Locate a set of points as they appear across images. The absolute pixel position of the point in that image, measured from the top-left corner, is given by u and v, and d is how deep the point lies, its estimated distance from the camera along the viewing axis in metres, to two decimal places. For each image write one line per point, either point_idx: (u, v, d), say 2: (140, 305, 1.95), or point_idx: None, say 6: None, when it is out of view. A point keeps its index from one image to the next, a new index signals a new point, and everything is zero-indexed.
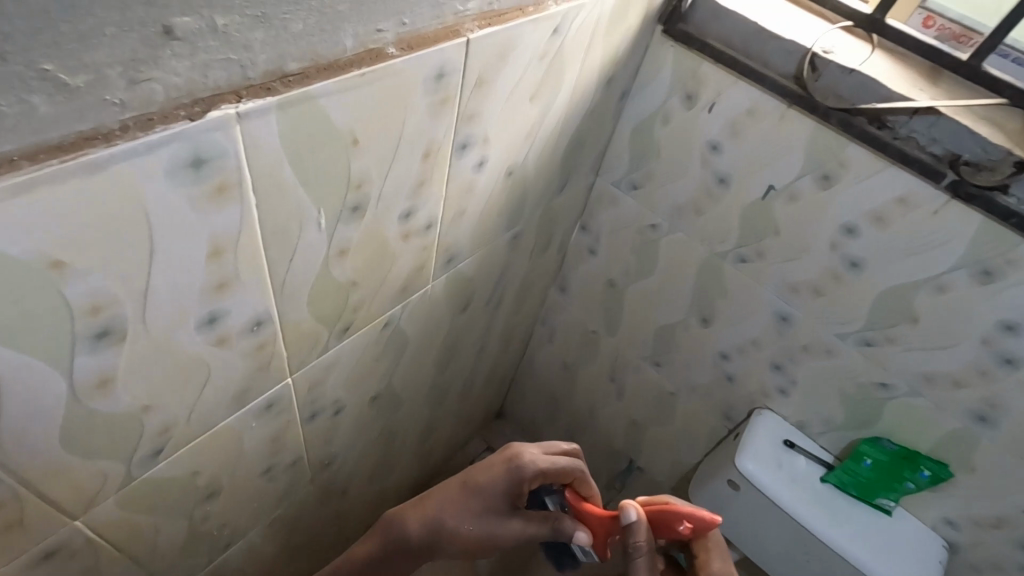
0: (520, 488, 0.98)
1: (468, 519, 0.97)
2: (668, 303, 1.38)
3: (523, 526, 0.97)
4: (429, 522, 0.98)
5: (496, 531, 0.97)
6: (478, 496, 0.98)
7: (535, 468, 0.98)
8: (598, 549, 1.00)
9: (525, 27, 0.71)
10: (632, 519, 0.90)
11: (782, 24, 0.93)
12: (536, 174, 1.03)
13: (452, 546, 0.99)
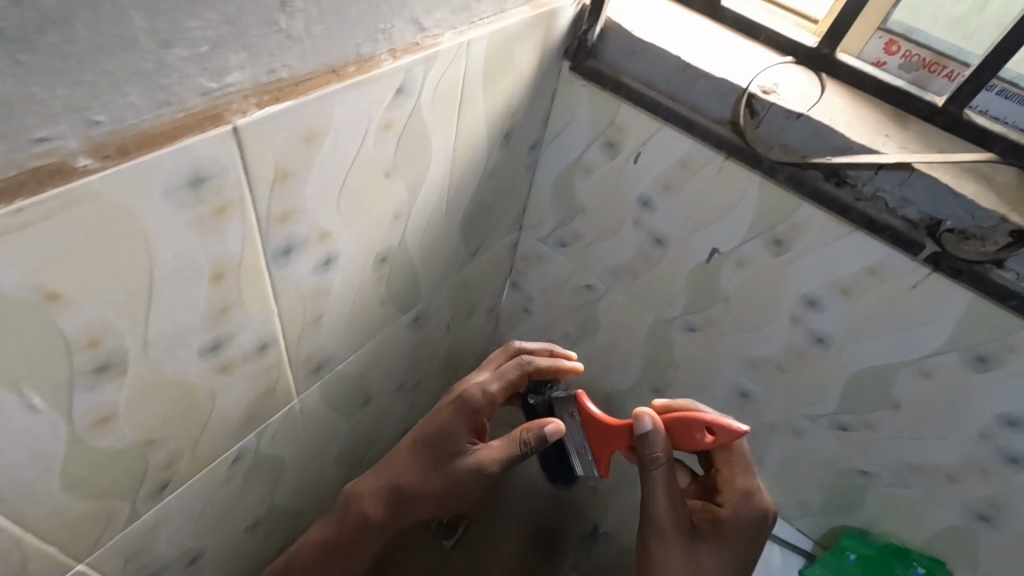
0: (479, 419, 0.80)
1: (431, 470, 0.79)
2: (614, 371, 1.19)
3: (488, 456, 0.76)
4: (387, 493, 0.80)
5: (463, 477, 0.77)
6: (436, 445, 0.79)
7: (489, 392, 0.81)
8: (601, 463, 0.82)
9: (340, 96, 0.51)
10: (646, 429, 0.72)
11: (711, 56, 0.74)
12: (426, 249, 0.85)
13: (424, 511, 0.81)
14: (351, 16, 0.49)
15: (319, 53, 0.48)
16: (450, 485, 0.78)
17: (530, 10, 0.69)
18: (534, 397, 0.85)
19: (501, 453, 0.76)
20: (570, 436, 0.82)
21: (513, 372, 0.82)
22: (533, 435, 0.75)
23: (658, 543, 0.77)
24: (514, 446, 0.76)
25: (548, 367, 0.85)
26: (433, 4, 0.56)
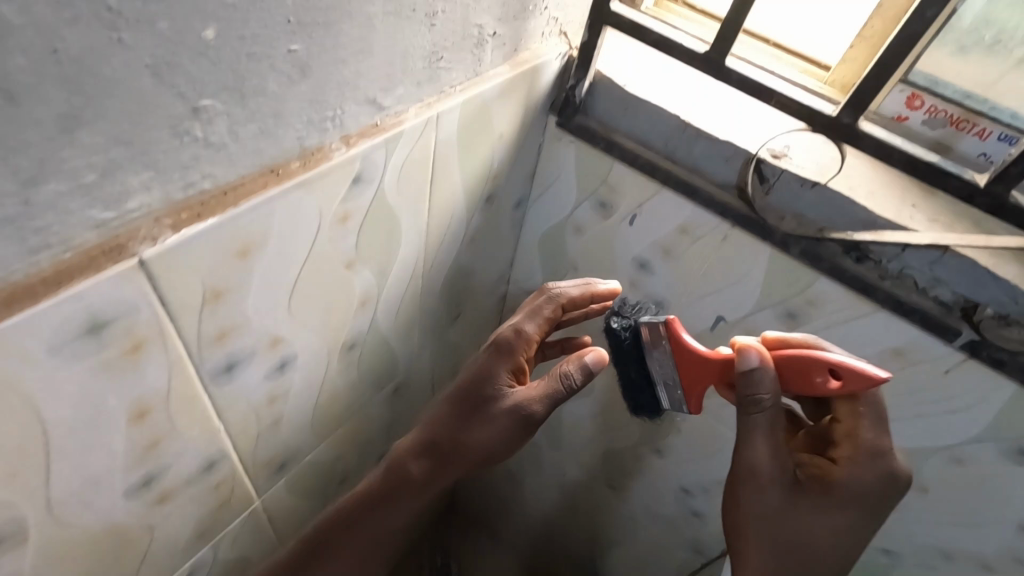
0: (521, 360, 0.70)
1: (471, 418, 0.68)
2: (614, 424, 1.11)
3: (530, 397, 0.67)
4: (426, 449, 0.69)
5: (508, 423, 0.66)
6: (478, 386, 0.68)
7: (529, 333, 0.72)
8: (691, 401, 0.68)
9: (281, 199, 0.43)
10: (751, 366, 0.57)
11: (714, 113, 0.66)
12: (404, 322, 0.77)
13: (466, 465, 0.68)
14: (290, 110, 0.41)
15: (249, 156, 0.40)
16: (492, 437, 0.67)
17: (510, 70, 0.62)
18: (619, 321, 0.69)
19: (543, 391, 0.67)
20: (654, 365, 0.68)
21: (554, 303, 0.73)
22: (568, 376, 0.67)
23: (753, 510, 0.62)
24: (557, 384, 0.67)
25: (575, 295, 0.74)
26: (393, 81, 0.48)
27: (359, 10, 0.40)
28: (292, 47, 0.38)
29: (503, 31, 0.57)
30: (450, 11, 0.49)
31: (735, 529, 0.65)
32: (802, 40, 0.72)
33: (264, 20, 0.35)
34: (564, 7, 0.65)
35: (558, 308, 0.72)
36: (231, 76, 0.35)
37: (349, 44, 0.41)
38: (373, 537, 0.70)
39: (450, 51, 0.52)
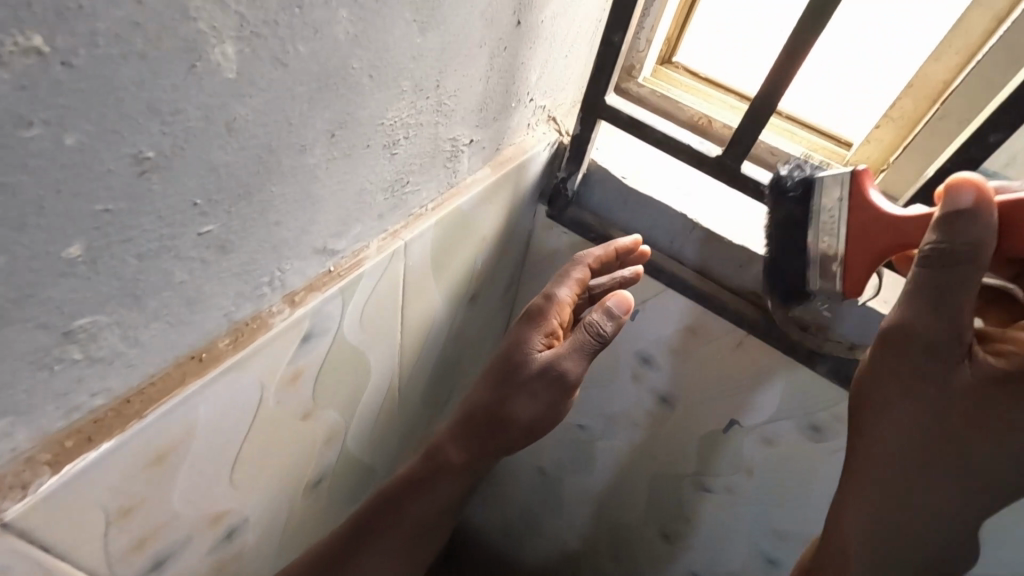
0: (556, 323, 0.55)
1: (507, 389, 0.54)
2: (613, 510, 1.01)
3: (562, 353, 0.52)
4: (461, 434, 0.57)
5: (547, 387, 0.53)
6: (509, 360, 0.54)
7: (565, 289, 0.55)
8: (850, 278, 0.46)
9: (204, 390, 0.35)
10: (966, 204, 0.36)
11: (724, 211, 0.59)
12: (379, 440, 0.67)
13: (508, 443, 0.56)
14: (208, 292, 0.32)
15: (158, 354, 0.32)
16: (536, 411, 0.54)
17: (491, 172, 0.54)
18: (793, 172, 0.47)
19: (570, 343, 0.52)
20: (816, 234, 0.46)
21: (581, 263, 0.55)
22: (598, 323, 0.51)
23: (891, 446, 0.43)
24: (583, 335, 0.52)
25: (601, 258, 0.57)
26: (347, 223, 0.40)
27: (295, 167, 0.32)
28: (202, 228, 0.29)
29: (481, 136, 0.49)
30: (416, 134, 0.41)
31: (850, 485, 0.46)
32: (825, 114, 0.64)
33: (160, 214, 0.27)
34: (554, 94, 0.57)
35: (590, 268, 0.55)
36: (114, 285, 0.27)
37: (285, 204, 0.33)
38: (399, 538, 0.57)
39: (417, 174, 0.44)
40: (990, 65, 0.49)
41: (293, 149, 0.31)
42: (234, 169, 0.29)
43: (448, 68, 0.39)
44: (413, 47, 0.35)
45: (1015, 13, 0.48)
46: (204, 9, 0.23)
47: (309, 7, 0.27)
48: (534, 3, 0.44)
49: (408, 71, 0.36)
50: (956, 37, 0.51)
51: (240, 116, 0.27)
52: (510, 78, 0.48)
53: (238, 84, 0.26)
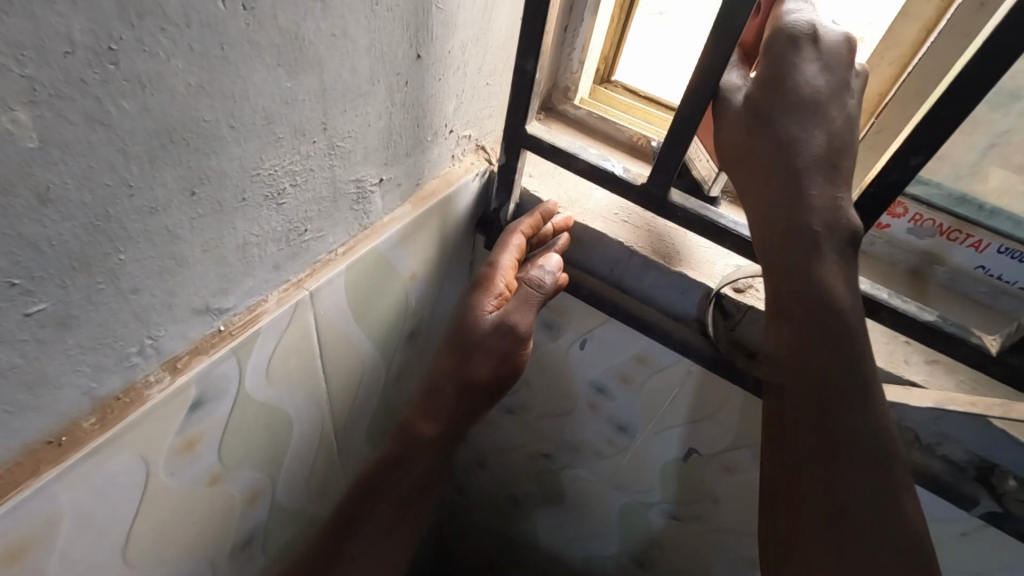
0: (503, 285, 0.53)
1: (464, 352, 0.53)
2: (585, 539, 0.97)
3: (511, 310, 0.51)
4: (432, 411, 0.56)
5: (500, 345, 0.52)
6: (461, 325, 0.53)
7: (507, 252, 0.53)
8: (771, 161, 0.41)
9: (64, 479, 0.32)
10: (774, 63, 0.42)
11: (663, 236, 0.57)
12: (323, 490, 0.63)
13: (478, 402, 0.56)
14: (55, 373, 0.29)
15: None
16: (494, 370, 0.53)
17: (411, 208, 0.51)
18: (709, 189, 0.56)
19: (519, 301, 0.51)
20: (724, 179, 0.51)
21: (517, 228, 0.53)
22: (540, 278, 0.50)
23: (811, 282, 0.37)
24: (528, 292, 0.51)
25: (532, 225, 0.55)
26: (233, 280, 0.37)
27: (146, 230, 0.29)
28: (30, 308, 0.26)
29: (393, 173, 0.46)
30: (307, 179, 0.38)
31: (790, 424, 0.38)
32: None
33: None
34: (477, 122, 0.55)
35: (527, 231, 0.53)
36: None
37: (142, 270, 0.30)
38: (382, 525, 0.55)
39: (317, 221, 0.41)
40: (920, 76, 0.47)
41: (140, 212, 0.29)
42: (60, 242, 0.26)
43: (334, 108, 0.37)
44: (282, 91, 0.32)
45: (943, 21, 0.45)
46: None
47: (128, 61, 0.24)
48: (434, 34, 0.42)
49: (282, 116, 0.33)
50: (888, 47, 0.49)
51: (55, 185, 0.24)
52: (418, 112, 0.45)
53: (45, 151, 0.23)
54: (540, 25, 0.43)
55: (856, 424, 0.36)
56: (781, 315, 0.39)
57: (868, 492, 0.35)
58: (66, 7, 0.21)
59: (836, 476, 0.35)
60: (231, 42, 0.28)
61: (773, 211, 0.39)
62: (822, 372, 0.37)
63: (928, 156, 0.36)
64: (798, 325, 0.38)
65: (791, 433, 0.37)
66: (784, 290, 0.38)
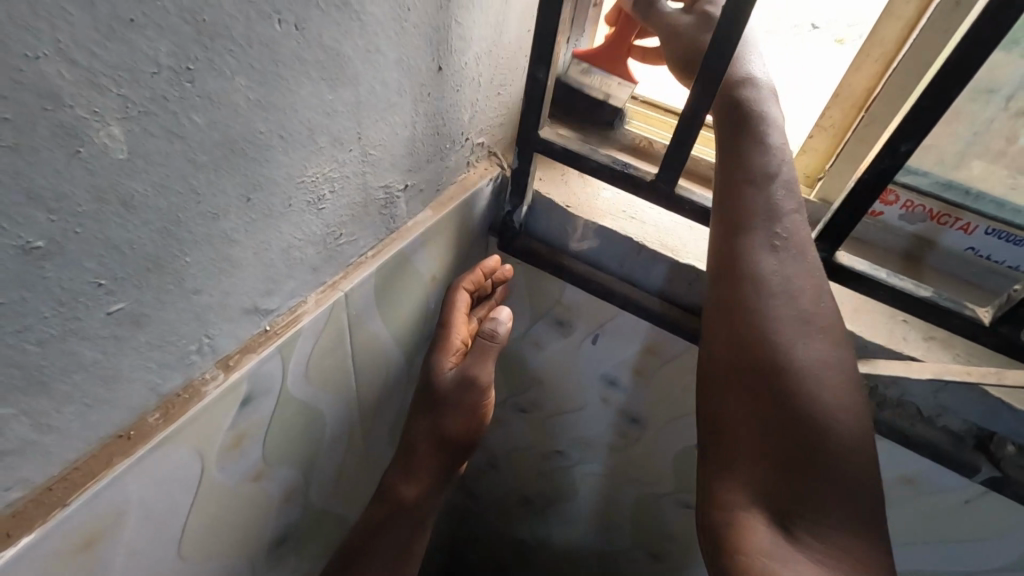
0: (459, 342, 0.55)
1: (435, 410, 0.54)
2: (599, 535, 0.99)
3: (470, 366, 0.53)
4: (409, 473, 0.56)
5: (468, 398, 0.54)
6: (427, 385, 0.54)
7: (455, 310, 0.55)
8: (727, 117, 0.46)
9: (133, 470, 0.34)
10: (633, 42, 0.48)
11: (669, 232, 0.60)
12: (348, 491, 0.65)
13: (449, 457, 0.57)
14: (127, 369, 0.32)
15: (76, 438, 0.31)
16: (465, 422, 0.55)
17: (432, 213, 0.53)
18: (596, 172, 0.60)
19: (477, 353, 0.53)
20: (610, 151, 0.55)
21: (461, 286, 0.56)
22: (493, 331, 0.53)
23: (770, 122, 0.44)
24: (482, 344, 0.53)
25: (477, 280, 0.58)
26: (277, 281, 0.39)
27: (208, 235, 0.32)
28: (111, 307, 0.29)
29: (416, 179, 0.49)
30: (342, 186, 0.41)
31: (741, 277, 0.41)
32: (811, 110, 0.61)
33: (60, 299, 0.26)
34: (490, 129, 0.58)
35: (468, 288, 0.56)
36: (17, 375, 0.26)
37: (203, 272, 0.33)
38: None
39: (350, 225, 0.44)
40: (904, 72, 0.50)
41: (204, 218, 0.31)
42: (138, 245, 0.28)
43: (367, 119, 0.40)
44: (323, 103, 0.35)
45: (923, 19, 0.49)
46: (81, 95, 0.23)
47: (201, 80, 0.27)
48: (453, 47, 0.45)
49: (322, 127, 0.36)
50: (872, 46, 0.53)
51: (138, 193, 0.27)
52: (437, 121, 0.48)
53: (132, 162, 0.26)
54: (551, 36, 0.46)
55: (801, 251, 0.42)
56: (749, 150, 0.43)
57: (818, 382, 0.39)
58: (155, 33, 0.24)
59: (768, 345, 0.40)
60: (285, 61, 0.31)
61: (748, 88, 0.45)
62: (776, 198, 0.42)
63: (917, 142, 0.39)
64: (765, 153, 0.43)
65: (753, 429, 0.40)
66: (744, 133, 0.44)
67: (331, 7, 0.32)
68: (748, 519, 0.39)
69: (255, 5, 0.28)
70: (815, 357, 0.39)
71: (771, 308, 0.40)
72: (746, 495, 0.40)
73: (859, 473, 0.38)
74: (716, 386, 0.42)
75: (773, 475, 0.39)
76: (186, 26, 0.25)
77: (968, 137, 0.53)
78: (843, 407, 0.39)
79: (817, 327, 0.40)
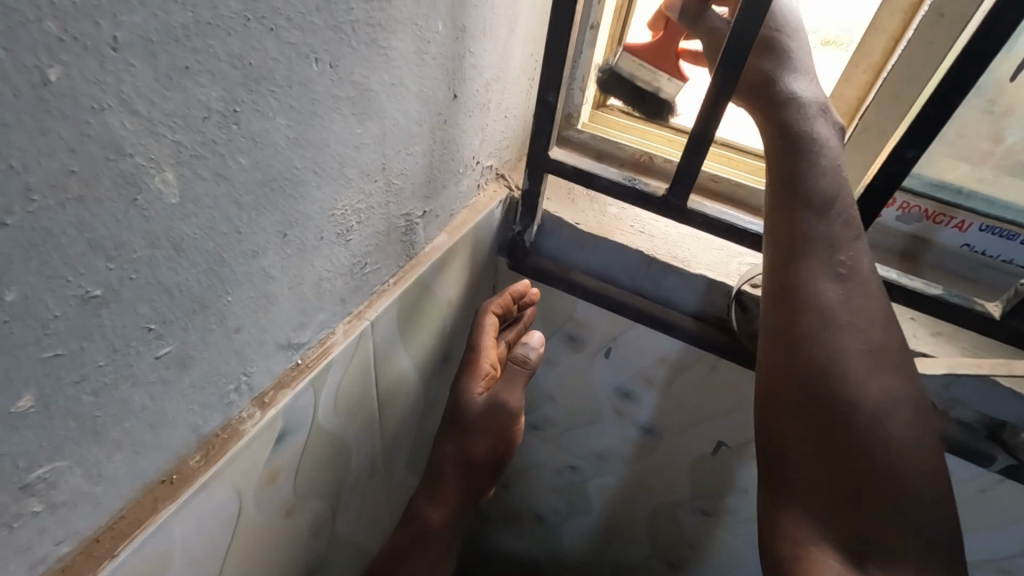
0: (488, 366, 0.55)
1: (460, 432, 0.54)
2: (614, 548, 0.99)
3: (498, 391, 0.54)
4: (438, 500, 0.56)
5: (495, 424, 0.54)
6: (454, 408, 0.54)
7: (485, 332, 0.56)
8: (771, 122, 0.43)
9: (178, 515, 0.33)
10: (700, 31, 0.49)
11: (677, 243, 0.61)
12: (371, 520, 0.65)
13: (480, 481, 0.57)
14: (172, 412, 0.31)
15: (121, 487, 0.30)
16: (490, 447, 0.55)
17: (448, 237, 0.54)
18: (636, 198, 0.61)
19: (508, 378, 0.54)
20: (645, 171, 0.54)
21: (489, 309, 0.57)
22: (524, 355, 0.54)
23: (820, 138, 0.42)
24: (513, 368, 0.54)
25: (503, 305, 0.59)
26: (309, 314, 0.39)
27: (249, 272, 0.32)
28: (160, 350, 0.28)
29: (433, 205, 0.50)
30: (368, 217, 0.41)
31: (805, 310, 0.40)
32: None
33: (114, 347, 0.26)
34: (497, 152, 0.59)
35: (497, 312, 0.57)
36: (70, 426, 0.26)
37: (243, 310, 0.33)
38: None
39: (374, 255, 0.44)
40: (894, 82, 0.52)
41: (245, 257, 0.31)
42: (187, 288, 0.28)
43: (391, 151, 0.40)
44: (353, 137, 0.36)
45: (908, 31, 0.51)
46: (140, 144, 0.23)
47: (246, 121, 0.27)
48: (466, 76, 0.46)
49: (353, 160, 0.37)
50: (861, 58, 0.55)
51: (187, 236, 0.27)
52: (452, 147, 0.49)
53: (182, 206, 0.26)
54: (560, 62, 0.47)
55: (859, 284, 0.41)
56: (809, 173, 0.41)
57: (887, 417, 0.39)
58: (207, 79, 0.24)
59: (838, 382, 0.39)
60: (319, 98, 0.31)
61: (795, 87, 0.42)
62: (835, 225, 0.41)
63: (922, 148, 0.41)
64: (823, 178, 0.41)
65: (826, 462, 0.39)
66: (803, 153, 0.42)
67: (362, 44, 0.33)
68: (818, 548, 0.38)
69: (295, 46, 0.28)
70: (879, 390, 0.39)
71: (834, 344, 0.39)
72: (813, 529, 0.39)
73: (926, 507, 0.39)
74: (780, 419, 0.41)
75: (844, 513, 0.38)
76: (235, 71, 0.26)
77: (959, 138, 0.55)
78: (913, 440, 0.39)
79: (885, 360, 0.40)
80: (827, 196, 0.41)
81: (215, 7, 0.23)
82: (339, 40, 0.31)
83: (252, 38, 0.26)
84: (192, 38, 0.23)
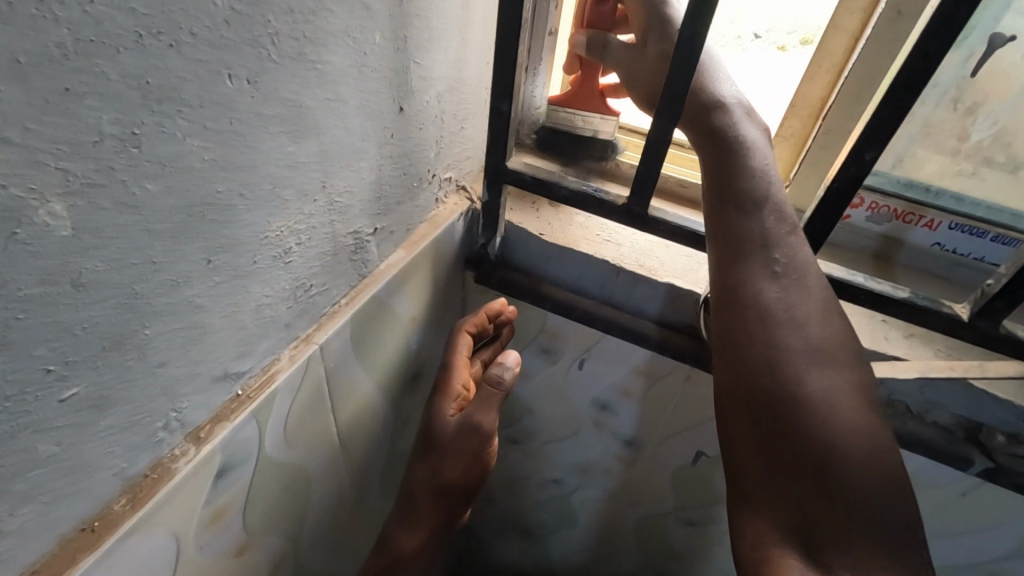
0: (461, 386, 0.53)
1: (432, 457, 0.52)
2: (605, 561, 0.97)
3: (473, 411, 0.51)
4: (411, 526, 0.53)
5: (468, 446, 0.51)
6: (427, 431, 0.52)
7: (458, 351, 0.54)
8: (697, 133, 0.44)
9: (101, 565, 0.31)
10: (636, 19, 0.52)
11: (645, 252, 0.60)
12: (343, 546, 0.62)
13: (456, 505, 0.54)
14: (89, 457, 0.29)
15: (31, 539, 0.28)
16: (464, 472, 0.52)
17: (405, 253, 0.52)
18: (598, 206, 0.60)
19: (481, 399, 0.52)
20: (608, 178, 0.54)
21: (463, 328, 0.55)
22: (499, 375, 0.52)
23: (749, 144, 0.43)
24: (487, 389, 0.52)
25: (479, 323, 0.57)
26: (249, 342, 0.37)
27: (170, 304, 0.30)
28: (65, 393, 0.26)
29: (386, 222, 0.48)
30: (310, 237, 0.39)
31: (742, 309, 0.39)
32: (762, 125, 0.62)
33: (6, 394, 0.24)
34: (456, 164, 0.57)
35: (471, 331, 0.55)
36: None
37: (167, 343, 0.31)
38: None
39: (321, 276, 0.42)
40: (855, 80, 0.51)
41: (164, 287, 0.29)
42: (94, 324, 0.26)
43: (332, 168, 0.38)
44: (286, 156, 0.34)
45: (867, 30, 0.50)
46: (17, 174, 0.21)
47: (150, 144, 0.25)
48: (415, 88, 0.44)
49: (287, 180, 0.35)
50: (822, 57, 0.54)
51: (88, 270, 0.25)
52: (404, 161, 0.47)
53: (78, 238, 0.24)
54: (511, 71, 0.46)
55: (797, 276, 0.40)
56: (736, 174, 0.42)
57: (839, 409, 0.37)
58: (97, 100, 0.23)
59: (783, 377, 0.37)
60: (240, 116, 0.29)
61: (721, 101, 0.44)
62: (766, 221, 0.41)
63: (880, 149, 0.40)
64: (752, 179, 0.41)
65: (780, 459, 0.37)
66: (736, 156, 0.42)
67: (288, 58, 0.31)
68: (778, 551, 0.36)
69: (206, 63, 0.26)
70: (827, 385, 0.37)
71: (773, 338, 0.38)
72: (773, 529, 0.37)
73: (894, 503, 0.36)
74: (734, 421, 0.39)
75: (806, 512, 0.36)
76: (132, 91, 0.24)
77: (925, 136, 0.54)
78: (871, 436, 0.36)
79: (831, 354, 0.38)
80: (756, 197, 0.41)
81: (98, 24, 0.22)
82: (258, 55, 0.29)
83: (150, 56, 0.24)
84: (72, 57, 0.21)
